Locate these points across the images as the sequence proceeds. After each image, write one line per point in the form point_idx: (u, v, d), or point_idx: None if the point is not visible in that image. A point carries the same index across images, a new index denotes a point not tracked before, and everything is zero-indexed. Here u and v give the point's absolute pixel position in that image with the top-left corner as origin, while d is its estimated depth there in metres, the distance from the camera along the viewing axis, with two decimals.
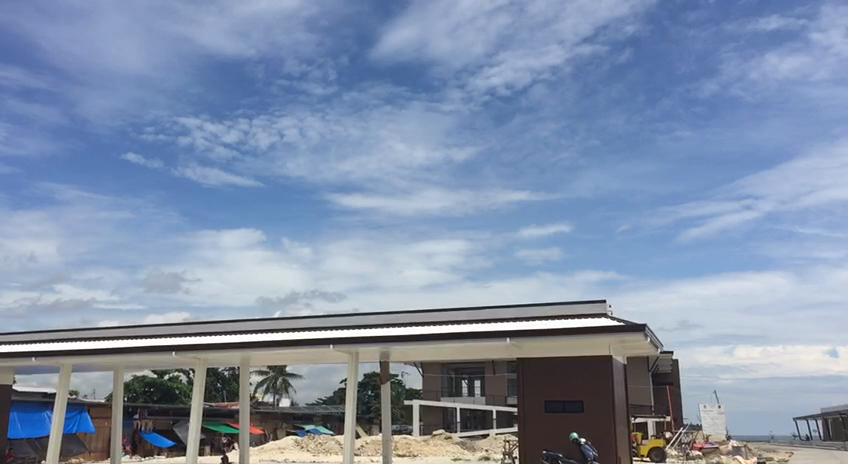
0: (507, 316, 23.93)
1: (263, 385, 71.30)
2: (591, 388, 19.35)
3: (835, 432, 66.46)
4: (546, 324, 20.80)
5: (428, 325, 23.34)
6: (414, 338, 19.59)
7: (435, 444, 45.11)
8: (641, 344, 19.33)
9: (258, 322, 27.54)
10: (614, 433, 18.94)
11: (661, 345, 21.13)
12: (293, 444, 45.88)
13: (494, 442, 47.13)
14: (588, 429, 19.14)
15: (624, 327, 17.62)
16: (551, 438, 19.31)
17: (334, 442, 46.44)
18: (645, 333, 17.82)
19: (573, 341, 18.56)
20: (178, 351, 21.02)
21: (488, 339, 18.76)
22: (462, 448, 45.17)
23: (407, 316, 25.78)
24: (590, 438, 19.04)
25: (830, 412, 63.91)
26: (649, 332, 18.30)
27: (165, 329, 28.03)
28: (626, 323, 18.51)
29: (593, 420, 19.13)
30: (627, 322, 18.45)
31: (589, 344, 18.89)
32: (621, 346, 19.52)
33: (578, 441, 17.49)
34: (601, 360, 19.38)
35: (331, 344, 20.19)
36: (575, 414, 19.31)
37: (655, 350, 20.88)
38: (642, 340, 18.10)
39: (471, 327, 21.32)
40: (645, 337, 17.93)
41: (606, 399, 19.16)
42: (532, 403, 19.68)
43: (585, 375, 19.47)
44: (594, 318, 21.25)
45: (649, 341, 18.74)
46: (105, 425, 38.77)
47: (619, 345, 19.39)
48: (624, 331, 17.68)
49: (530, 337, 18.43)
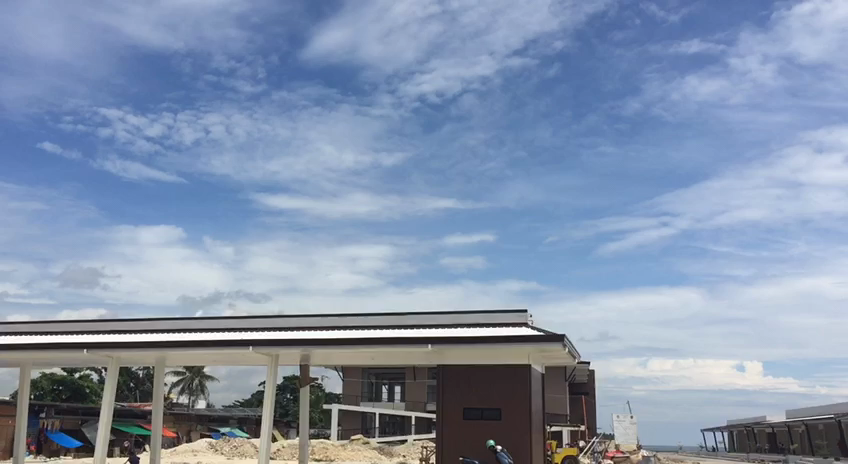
0: (430, 322, 24.12)
1: (178, 385, 69.75)
2: (509, 397, 19.61)
3: (740, 444, 69.04)
4: (466, 331, 20.94)
5: (351, 328, 23.27)
6: (336, 342, 19.47)
7: (352, 449, 44.92)
8: (560, 353, 19.67)
9: (175, 322, 26.94)
10: (531, 442, 19.23)
11: (579, 355, 21.50)
12: (207, 447, 45.02)
13: (412, 448, 47.26)
14: (506, 436, 19.38)
15: (544, 336, 17.92)
16: (469, 444, 19.49)
17: (250, 445, 45.68)
18: (564, 342, 18.18)
19: (493, 349, 18.77)
20: (91, 348, 20.43)
21: (410, 344, 18.85)
22: (379, 453, 45.10)
23: (330, 320, 25.63)
24: (506, 445, 19.30)
25: (735, 425, 66.54)
26: (569, 342, 18.67)
27: (77, 326, 27.16)
28: (546, 333, 18.84)
29: (510, 427, 19.39)
30: (546, 332, 18.81)
31: (512, 352, 19.12)
32: (540, 355, 19.83)
33: (495, 447, 17.71)
34: (522, 369, 19.65)
35: (251, 346, 19.86)
36: (493, 421, 19.54)
37: (574, 360, 21.35)
38: (561, 349, 18.45)
39: (393, 332, 21.32)
40: (564, 347, 18.28)
41: (523, 409, 19.43)
42: (451, 409, 19.84)
43: (503, 384, 19.72)
44: (515, 327, 21.54)
45: (568, 350, 19.10)
46: (8, 424, 37.24)
47: (538, 354, 19.69)
48: (544, 341, 18.01)
49: (451, 344, 18.57)
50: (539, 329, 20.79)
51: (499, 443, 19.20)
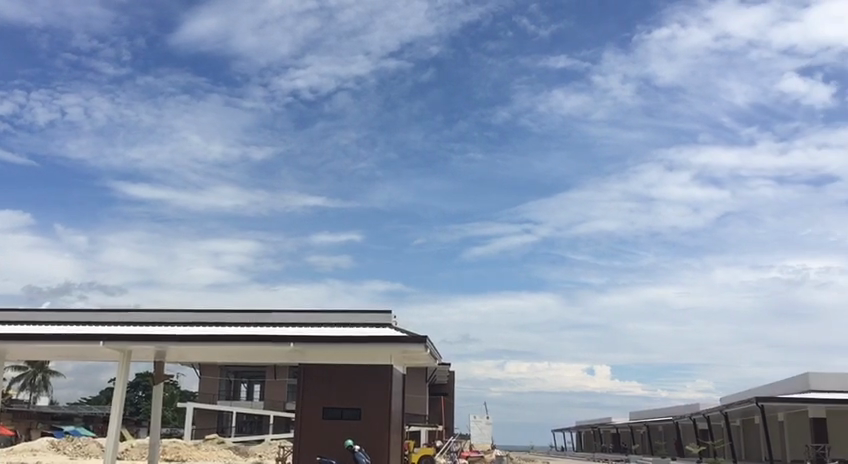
0: (292, 321, 23.78)
1: (19, 380, 65.47)
2: (369, 397, 19.63)
3: (587, 444, 72.43)
4: (329, 330, 20.80)
5: (209, 325, 22.59)
6: (194, 339, 18.84)
7: (207, 448, 43.68)
8: (421, 355, 19.91)
9: (17, 313, 25.24)
10: (389, 442, 19.33)
11: (440, 357, 21.83)
12: (48, 446, 42.49)
13: (268, 448, 46.50)
14: (364, 435, 19.39)
15: (407, 337, 18.08)
16: (327, 444, 19.37)
17: (96, 445, 43.52)
18: (426, 344, 18.40)
19: (355, 349, 18.74)
20: None
21: (271, 343, 18.52)
22: (235, 454, 44.09)
23: (187, 316, 24.77)
24: (363, 445, 19.31)
25: (583, 425, 69.74)
26: (430, 344, 18.91)
27: None
28: (409, 334, 19.00)
29: (369, 427, 19.42)
30: (409, 333, 18.98)
31: (374, 352, 19.15)
32: (402, 356, 19.98)
33: (352, 448, 17.68)
34: (384, 369, 19.72)
35: (101, 341, 18.89)
36: (352, 421, 19.50)
37: (434, 362, 21.64)
38: (423, 351, 18.67)
39: (254, 330, 20.86)
40: (425, 348, 18.50)
41: (382, 409, 19.50)
42: (310, 408, 19.64)
43: (364, 384, 19.72)
44: (378, 328, 21.59)
45: (429, 352, 19.35)
46: None
47: (399, 355, 19.83)
48: (406, 342, 18.16)
49: (314, 343, 18.40)
50: (401, 330, 20.96)
51: (357, 442, 19.19)
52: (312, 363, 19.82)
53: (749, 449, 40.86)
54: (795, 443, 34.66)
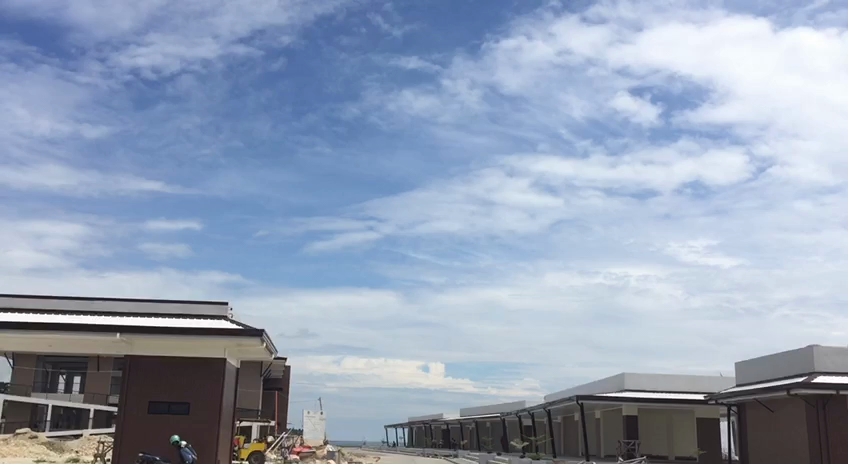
0: (120, 310, 22.56)
1: None
2: (200, 391, 18.94)
3: (418, 439, 73.83)
4: (160, 320, 19.89)
5: (26, 311, 21.00)
6: (8, 326, 17.42)
7: (17, 444, 40.63)
8: (257, 348, 19.45)
9: None
10: (216, 436, 18.77)
11: (276, 350, 21.44)
12: None
13: (87, 443, 43.92)
14: (191, 430, 18.73)
15: (243, 330, 17.60)
16: (151, 440, 18.55)
17: None
18: (262, 337, 17.99)
19: (187, 341, 18.02)
20: None
21: (95, 333, 17.46)
22: (49, 449, 41.30)
23: None
24: (191, 440, 18.65)
25: (415, 421, 70.98)
26: (266, 337, 18.51)
27: None
28: (245, 327, 18.51)
29: (198, 423, 18.76)
30: (245, 326, 18.50)
31: (205, 345, 18.50)
32: (236, 349, 19.44)
33: (178, 443, 17.01)
34: (215, 362, 19.05)
35: None
36: (180, 415, 18.76)
37: (270, 355, 21.22)
38: (258, 344, 18.24)
39: (78, 318, 19.61)
40: (261, 342, 18.09)
41: (213, 403, 18.88)
42: (135, 402, 18.70)
43: (195, 378, 19.00)
44: (213, 320, 20.88)
45: (265, 345, 18.94)
46: None
47: (234, 348, 19.28)
48: (242, 335, 17.68)
49: (143, 334, 17.52)
50: (237, 323, 20.40)
51: (184, 438, 18.51)
52: (138, 356, 18.81)
53: (568, 444, 43.15)
54: (609, 438, 36.97)
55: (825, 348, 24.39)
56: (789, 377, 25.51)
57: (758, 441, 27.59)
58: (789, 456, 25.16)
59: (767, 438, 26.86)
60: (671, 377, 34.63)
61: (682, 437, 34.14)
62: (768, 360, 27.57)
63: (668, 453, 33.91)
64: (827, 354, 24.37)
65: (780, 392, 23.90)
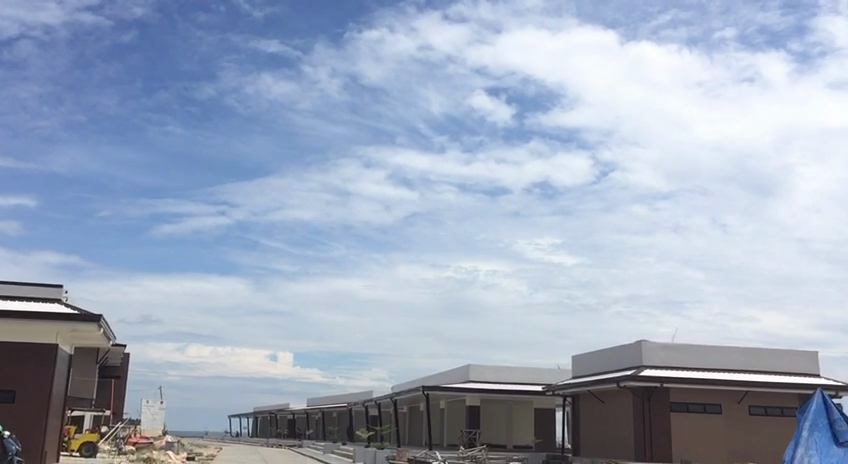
0: None
1: None
2: (28, 379, 17.74)
3: (262, 430, 72.72)
4: None
5: None
6: None
7: None
8: (94, 334, 18.47)
9: None
10: (44, 427, 17.66)
11: (114, 337, 20.43)
12: None
13: None
14: (15, 421, 17.51)
15: (79, 315, 16.66)
16: None
17: None
18: (100, 323, 17.10)
19: (16, 325, 16.82)
20: None
21: None
22: None
23: None
24: (15, 431, 17.43)
25: (261, 411, 69.85)
26: (105, 322, 17.62)
27: None
28: (82, 312, 17.53)
29: (24, 413, 17.56)
30: (82, 310, 17.52)
31: (37, 330, 17.39)
32: (70, 334, 18.38)
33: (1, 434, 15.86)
34: (46, 347, 17.91)
35: None
36: (4, 404, 17.50)
37: (107, 342, 20.21)
38: (96, 330, 17.34)
39: None
40: (99, 328, 17.20)
41: (42, 392, 17.75)
42: None
43: (24, 365, 17.79)
44: (46, 303, 19.61)
45: (103, 331, 18.02)
46: None
47: (68, 334, 18.22)
48: (78, 320, 16.73)
49: None
50: (72, 307, 19.27)
51: (7, 430, 17.28)
52: None
53: (412, 434, 43.89)
54: (452, 428, 37.93)
55: (652, 343, 26.09)
56: (620, 370, 27.14)
57: (589, 430, 29.17)
58: (615, 444, 26.78)
59: (597, 428, 28.46)
60: (513, 369, 35.95)
61: (520, 427, 35.55)
62: (601, 354, 29.18)
63: (506, 442, 35.23)
64: (654, 349, 26.08)
65: (610, 384, 25.39)
